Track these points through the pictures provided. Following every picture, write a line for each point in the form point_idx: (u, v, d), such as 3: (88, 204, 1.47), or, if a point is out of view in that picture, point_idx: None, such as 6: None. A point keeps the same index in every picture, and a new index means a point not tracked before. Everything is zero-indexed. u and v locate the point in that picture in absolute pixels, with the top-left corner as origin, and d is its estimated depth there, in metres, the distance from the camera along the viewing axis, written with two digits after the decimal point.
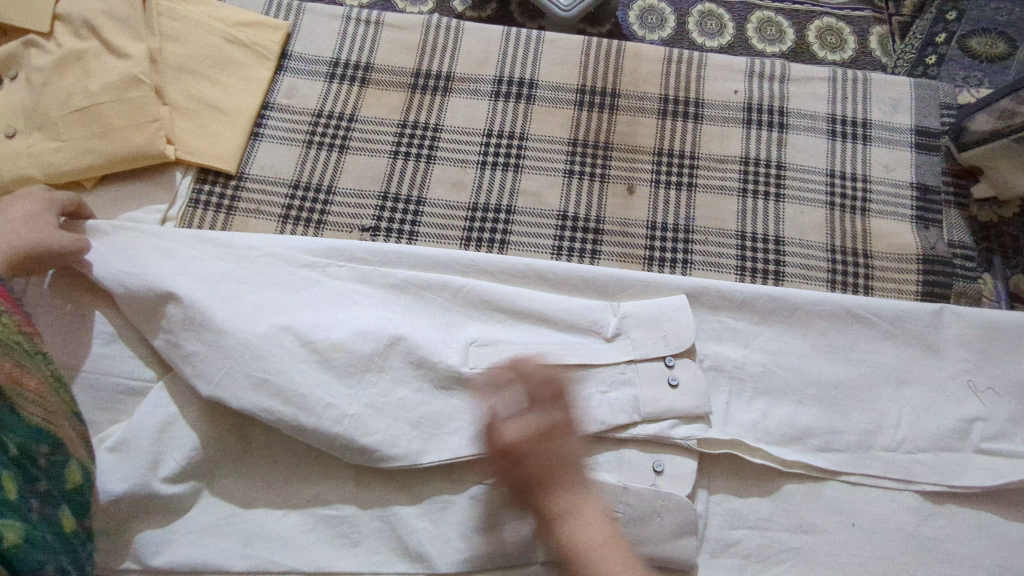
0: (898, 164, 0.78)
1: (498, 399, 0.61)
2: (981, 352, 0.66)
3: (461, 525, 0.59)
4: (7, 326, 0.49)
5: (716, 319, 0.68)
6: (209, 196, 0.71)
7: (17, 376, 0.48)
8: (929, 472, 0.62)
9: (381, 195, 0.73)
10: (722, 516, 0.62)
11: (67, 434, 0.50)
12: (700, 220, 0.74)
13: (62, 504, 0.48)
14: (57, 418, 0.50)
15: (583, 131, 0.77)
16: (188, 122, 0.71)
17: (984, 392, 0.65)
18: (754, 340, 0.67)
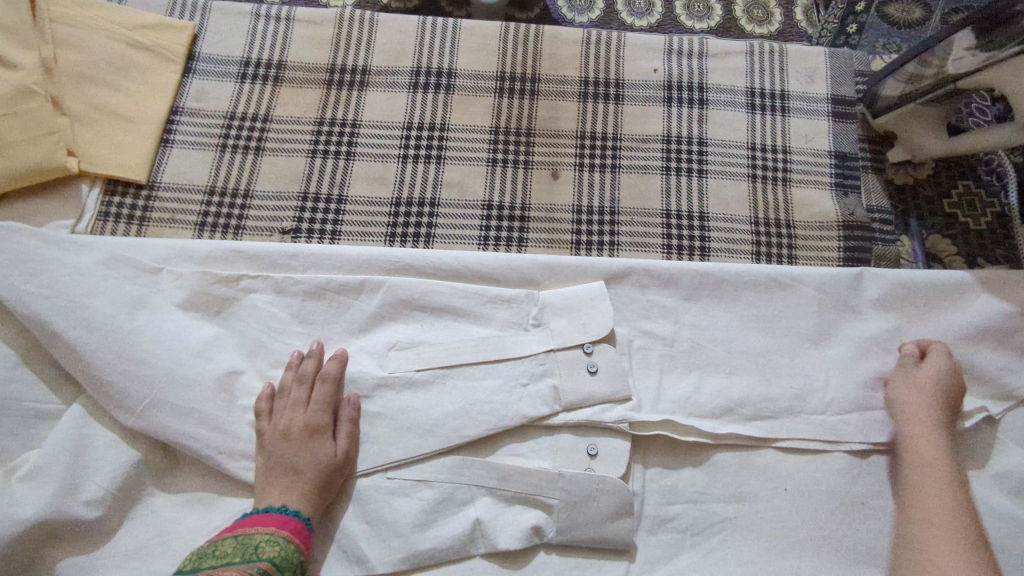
0: (817, 133, 0.79)
1: (424, 400, 0.62)
2: (900, 312, 0.68)
3: (398, 526, 0.58)
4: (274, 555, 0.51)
5: (641, 297, 0.68)
6: (120, 208, 0.69)
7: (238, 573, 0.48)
8: (854, 432, 0.64)
9: (300, 196, 0.71)
10: (659, 492, 0.62)
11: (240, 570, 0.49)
12: (625, 202, 0.74)
13: None
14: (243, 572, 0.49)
15: (504, 119, 0.77)
16: (90, 132, 0.68)
17: (904, 350, 0.67)
18: (683, 317, 0.68)
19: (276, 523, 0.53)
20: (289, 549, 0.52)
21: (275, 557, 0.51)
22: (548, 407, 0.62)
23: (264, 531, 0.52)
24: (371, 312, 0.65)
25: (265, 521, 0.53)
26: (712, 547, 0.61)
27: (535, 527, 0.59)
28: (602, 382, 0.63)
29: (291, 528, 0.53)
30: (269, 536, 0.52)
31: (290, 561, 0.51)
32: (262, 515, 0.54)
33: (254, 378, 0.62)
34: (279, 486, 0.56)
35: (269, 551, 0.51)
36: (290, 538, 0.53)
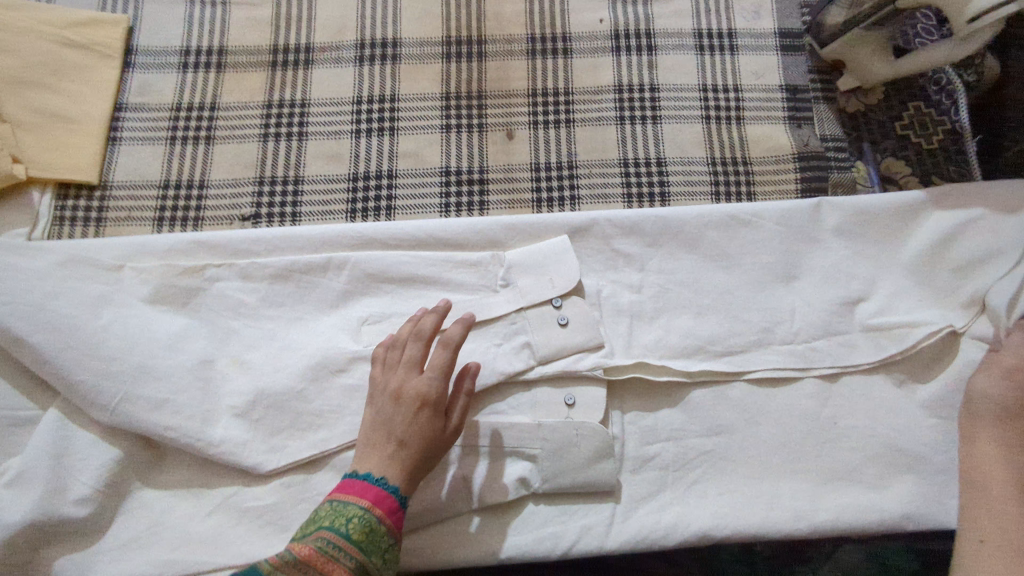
0: (766, 69, 0.79)
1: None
2: (859, 237, 0.69)
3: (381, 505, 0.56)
4: (365, 541, 0.50)
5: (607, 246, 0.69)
6: (74, 211, 0.68)
7: (326, 566, 0.48)
8: (824, 356, 0.65)
9: (257, 180, 0.71)
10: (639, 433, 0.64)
11: (330, 566, 0.48)
12: (583, 154, 0.75)
13: None
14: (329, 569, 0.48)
15: (454, 84, 0.76)
16: (34, 137, 0.68)
17: (866, 273, 0.68)
18: (650, 263, 0.68)
19: (364, 496, 0.52)
20: (371, 526, 0.50)
21: (364, 539, 0.50)
22: (521, 364, 0.63)
23: (347, 502, 0.51)
24: (338, 290, 0.65)
25: (359, 489, 0.52)
26: (693, 480, 0.63)
27: (521, 478, 0.61)
28: (575, 333, 0.65)
29: (371, 497, 0.52)
30: (362, 510, 0.51)
31: (377, 542, 0.50)
32: (355, 479, 0.53)
33: (227, 365, 0.61)
34: (380, 459, 0.54)
35: (343, 524, 0.50)
36: (370, 509, 0.51)
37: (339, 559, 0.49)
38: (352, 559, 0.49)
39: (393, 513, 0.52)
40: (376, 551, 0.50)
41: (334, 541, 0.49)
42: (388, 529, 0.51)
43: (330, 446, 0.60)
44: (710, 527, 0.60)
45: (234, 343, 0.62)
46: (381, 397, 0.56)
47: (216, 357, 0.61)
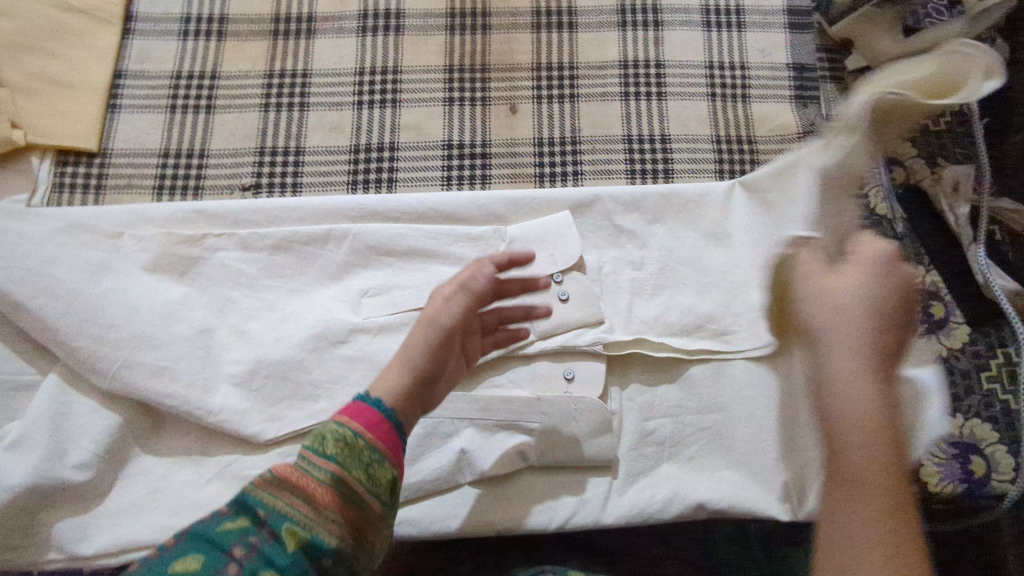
0: (774, 47, 0.78)
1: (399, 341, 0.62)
2: None
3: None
4: (343, 454, 0.43)
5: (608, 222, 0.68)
6: (74, 178, 0.68)
7: (304, 482, 0.42)
8: None
9: (258, 151, 0.70)
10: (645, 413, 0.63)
11: (308, 483, 0.42)
12: (587, 130, 0.74)
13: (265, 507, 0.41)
14: (308, 485, 0.42)
15: (458, 56, 0.75)
16: (33, 102, 0.67)
17: None
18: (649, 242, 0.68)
19: (343, 414, 0.45)
20: (349, 437, 0.44)
21: (341, 453, 0.43)
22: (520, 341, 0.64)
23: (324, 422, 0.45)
24: (338, 263, 0.64)
25: (340, 410, 0.46)
26: (691, 456, 0.63)
27: (519, 451, 0.61)
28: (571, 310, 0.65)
29: (350, 414, 0.45)
30: (338, 426, 0.44)
31: (358, 457, 0.44)
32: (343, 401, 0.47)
33: (227, 335, 0.61)
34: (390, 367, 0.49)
35: (320, 440, 0.44)
36: (349, 424, 0.45)
37: (315, 475, 0.42)
38: (329, 474, 0.42)
39: (377, 427, 0.45)
40: (357, 467, 0.43)
41: (309, 458, 0.43)
42: (372, 445, 0.44)
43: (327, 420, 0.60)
44: (707, 502, 0.61)
45: (234, 313, 0.62)
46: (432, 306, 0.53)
47: (216, 326, 0.61)
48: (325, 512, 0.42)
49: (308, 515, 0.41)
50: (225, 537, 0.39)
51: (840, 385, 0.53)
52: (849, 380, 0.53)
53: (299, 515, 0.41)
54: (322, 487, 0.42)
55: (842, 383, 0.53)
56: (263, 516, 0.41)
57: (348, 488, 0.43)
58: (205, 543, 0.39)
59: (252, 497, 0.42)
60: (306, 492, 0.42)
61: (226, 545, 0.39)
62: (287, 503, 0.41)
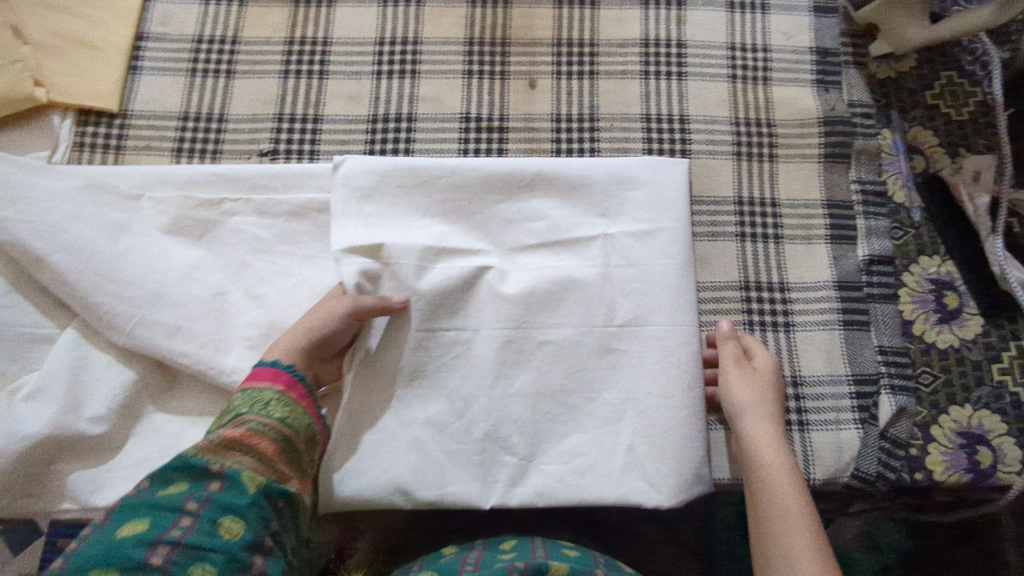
0: (798, 30, 0.78)
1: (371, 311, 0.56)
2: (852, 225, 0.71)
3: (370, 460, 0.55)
4: (289, 415, 0.52)
5: (615, 191, 0.61)
6: (94, 138, 0.68)
7: (250, 440, 0.49)
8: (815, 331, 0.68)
9: (276, 118, 0.71)
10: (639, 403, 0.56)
11: (256, 442, 0.50)
12: (605, 107, 0.73)
13: (202, 469, 0.48)
14: (251, 442, 0.49)
15: (478, 30, 0.75)
16: (56, 61, 0.68)
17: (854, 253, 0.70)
18: (664, 216, 0.61)
19: (274, 381, 0.53)
20: (288, 403, 0.53)
21: (283, 415, 0.52)
22: (515, 317, 0.58)
23: (258, 390, 0.53)
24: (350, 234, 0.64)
25: (270, 377, 0.53)
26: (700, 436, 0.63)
27: None
28: (566, 286, 0.58)
29: (283, 382, 0.53)
30: (278, 394, 0.53)
31: (299, 420, 0.53)
32: (266, 370, 0.54)
33: (243, 297, 0.62)
34: (764, 412, 0.58)
35: (264, 406, 0.52)
36: (285, 392, 0.53)
37: (262, 433, 0.50)
38: (277, 430, 0.51)
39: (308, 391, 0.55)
40: (300, 426, 0.53)
41: (260, 421, 0.51)
42: (306, 408, 0.54)
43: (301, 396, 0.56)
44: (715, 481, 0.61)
45: (250, 277, 0.62)
46: (735, 371, 0.60)
47: (232, 289, 0.62)
48: (269, 467, 0.50)
49: (259, 471, 0.49)
50: (168, 502, 0.46)
51: (771, 463, 0.55)
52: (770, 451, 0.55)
53: (251, 467, 0.49)
54: (269, 442, 0.50)
55: (774, 467, 0.55)
56: (217, 473, 0.48)
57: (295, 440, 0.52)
58: (153, 505, 0.46)
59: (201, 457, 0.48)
60: (254, 453, 0.49)
61: (174, 505, 0.46)
62: (238, 461, 0.49)
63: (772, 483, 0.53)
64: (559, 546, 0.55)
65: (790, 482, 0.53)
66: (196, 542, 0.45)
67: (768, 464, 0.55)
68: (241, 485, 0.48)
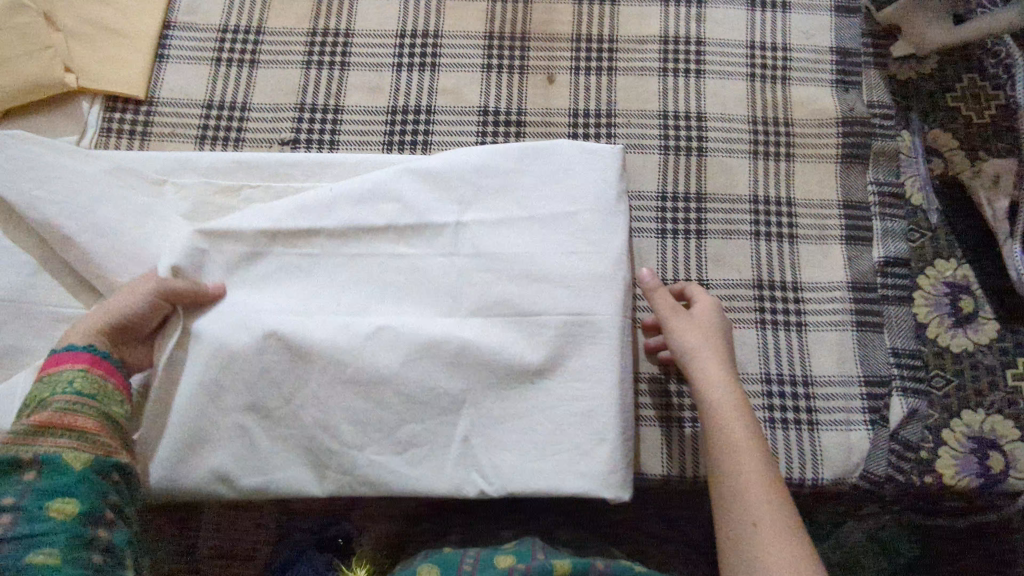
0: (819, 29, 0.77)
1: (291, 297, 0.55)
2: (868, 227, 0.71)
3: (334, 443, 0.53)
4: (97, 392, 0.51)
5: (521, 171, 0.59)
6: (121, 124, 0.70)
7: (49, 429, 0.48)
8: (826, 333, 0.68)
9: (298, 107, 0.72)
10: (590, 389, 0.53)
11: (77, 427, 0.48)
12: (622, 103, 0.74)
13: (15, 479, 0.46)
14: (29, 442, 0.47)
15: (499, 24, 0.76)
16: (86, 48, 0.70)
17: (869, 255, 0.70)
18: (579, 195, 0.57)
19: (74, 361, 0.51)
20: (101, 384, 0.51)
21: (81, 391, 0.50)
22: None
23: (59, 374, 0.50)
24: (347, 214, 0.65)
25: (71, 359, 0.51)
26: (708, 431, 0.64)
27: None
28: None
29: (84, 361, 0.51)
30: (78, 373, 0.50)
31: (99, 390, 0.51)
32: (61, 356, 0.51)
33: None
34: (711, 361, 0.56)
35: (66, 390, 0.50)
36: (91, 370, 0.51)
37: (75, 413, 0.49)
38: (66, 407, 0.49)
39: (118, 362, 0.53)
40: (112, 401, 0.52)
41: (67, 403, 0.49)
42: (114, 380, 0.52)
43: (223, 379, 0.53)
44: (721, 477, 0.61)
45: None
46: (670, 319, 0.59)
47: None
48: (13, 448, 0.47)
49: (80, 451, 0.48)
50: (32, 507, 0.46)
51: (721, 411, 0.53)
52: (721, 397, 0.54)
53: (76, 450, 0.48)
54: (88, 420, 0.49)
55: (724, 413, 0.53)
56: (38, 471, 0.47)
57: (106, 416, 0.50)
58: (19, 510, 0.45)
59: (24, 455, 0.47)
60: (87, 438, 0.49)
61: (27, 510, 0.45)
62: (50, 449, 0.48)
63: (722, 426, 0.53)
64: (557, 548, 0.54)
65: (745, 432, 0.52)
66: (26, 534, 0.45)
67: (727, 418, 0.53)
68: (69, 470, 0.47)
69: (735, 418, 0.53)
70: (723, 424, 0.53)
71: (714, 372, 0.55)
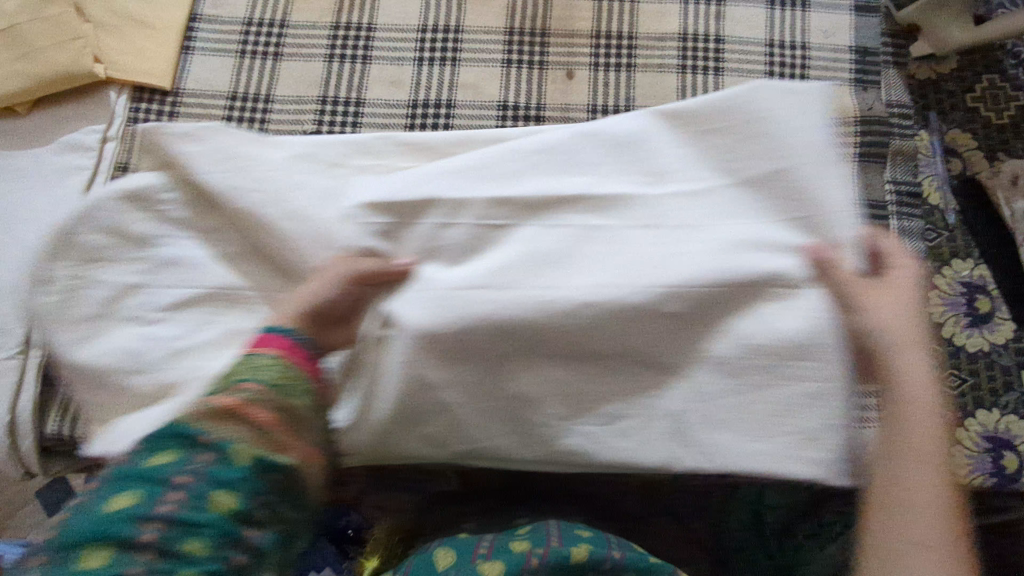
0: (839, 28, 0.77)
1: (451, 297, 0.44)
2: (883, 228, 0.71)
3: None
4: (291, 380, 0.39)
5: (727, 130, 0.49)
6: (147, 114, 0.71)
7: (239, 411, 0.35)
8: None
9: (320, 100, 0.73)
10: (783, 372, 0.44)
11: (258, 412, 0.36)
12: (641, 100, 0.74)
13: (146, 452, 0.33)
14: (240, 426, 0.35)
15: (519, 20, 0.77)
16: (114, 39, 0.71)
17: None
18: (782, 148, 0.47)
19: (274, 341, 0.40)
20: (290, 372, 0.39)
21: (277, 378, 0.38)
22: None
23: (253, 354, 0.39)
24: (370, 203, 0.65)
25: (266, 343, 0.41)
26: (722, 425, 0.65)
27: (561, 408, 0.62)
28: None
29: (279, 346, 0.40)
30: (274, 357, 0.39)
31: (294, 383, 0.39)
32: (263, 336, 0.41)
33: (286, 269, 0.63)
34: (911, 337, 0.44)
35: (262, 374, 0.38)
36: (285, 357, 0.40)
37: (253, 396, 0.36)
38: (255, 399, 0.36)
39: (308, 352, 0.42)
40: (294, 395, 0.38)
41: (254, 389, 0.37)
42: (309, 371, 0.40)
43: None
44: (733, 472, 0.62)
45: None
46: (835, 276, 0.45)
47: None
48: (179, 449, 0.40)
49: (257, 440, 0.35)
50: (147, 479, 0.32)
51: (914, 419, 0.41)
52: (920, 384, 0.42)
53: (245, 437, 0.35)
54: (265, 408, 0.36)
55: (918, 419, 0.41)
56: (213, 449, 0.34)
57: (275, 398, 0.37)
58: (146, 479, 0.32)
59: (200, 427, 0.34)
60: (262, 422, 0.36)
61: (163, 474, 0.32)
62: (230, 432, 0.34)
63: (917, 425, 0.41)
64: (572, 528, 0.51)
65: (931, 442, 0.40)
66: (187, 518, 0.31)
67: (918, 420, 0.41)
68: (235, 458, 0.34)
69: (925, 413, 0.41)
70: (904, 440, 0.40)
71: (907, 332, 0.44)
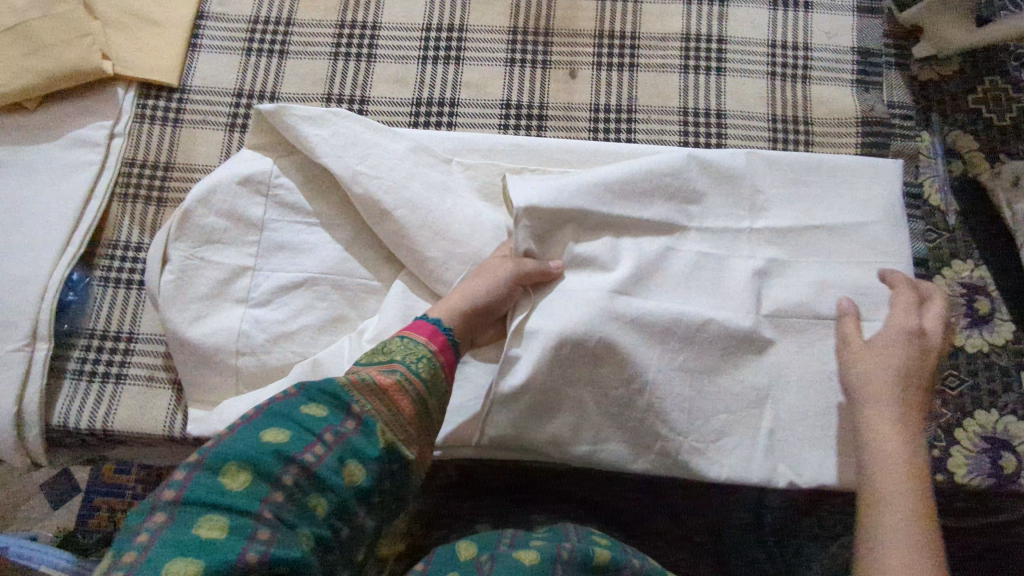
0: (841, 29, 0.77)
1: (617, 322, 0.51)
2: None
3: None
4: (433, 377, 0.47)
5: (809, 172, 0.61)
6: (154, 111, 0.73)
7: (393, 391, 0.44)
8: None
9: (325, 97, 0.73)
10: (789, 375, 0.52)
11: (402, 400, 0.44)
12: (643, 99, 0.75)
13: (327, 403, 0.42)
14: (392, 400, 0.44)
15: (523, 19, 0.77)
16: (122, 36, 0.72)
17: None
18: (869, 192, 0.61)
19: (427, 334, 0.50)
20: (435, 367, 0.48)
21: (421, 366, 0.47)
22: None
23: (410, 339, 0.49)
24: None
25: (417, 330, 0.50)
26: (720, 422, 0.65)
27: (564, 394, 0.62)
28: None
29: (435, 341, 0.49)
30: (422, 347, 0.48)
31: (435, 378, 0.47)
32: (421, 321, 0.51)
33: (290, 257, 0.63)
34: (879, 371, 0.50)
35: (411, 361, 0.47)
36: (436, 354, 0.49)
37: (403, 384, 0.45)
38: (405, 379, 0.45)
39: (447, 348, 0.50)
40: (436, 393, 0.47)
41: (407, 374, 0.46)
42: (444, 366, 0.49)
43: None
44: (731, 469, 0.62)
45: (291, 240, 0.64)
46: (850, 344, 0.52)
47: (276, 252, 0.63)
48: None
49: (390, 424, 0.43)
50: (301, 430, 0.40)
51: (874, 453, 0.46)
52: (886, 433, 0.47)
53: (383, 419, 0.43)
54: (407, 397, 0.45)
55: (876, 455, 0.46)
56: (362, 416, 0.43)
57: (424, 402, 0.46)
58: (299, 425, 0.40)
59: (354, 395, 0.43)
60: (399, 412, 0.44)
61: (318, 428, 0.41)
62: (375, 410, 0.43)
63: (880, 452, 0.46)
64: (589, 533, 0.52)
65: (898, 457, 0.46)
66: (325, 476, 0.39)
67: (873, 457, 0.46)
68: (375, 437, 0.42)
69: (893, 433, 0.47)
70: (873, 455, 0.46)
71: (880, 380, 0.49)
